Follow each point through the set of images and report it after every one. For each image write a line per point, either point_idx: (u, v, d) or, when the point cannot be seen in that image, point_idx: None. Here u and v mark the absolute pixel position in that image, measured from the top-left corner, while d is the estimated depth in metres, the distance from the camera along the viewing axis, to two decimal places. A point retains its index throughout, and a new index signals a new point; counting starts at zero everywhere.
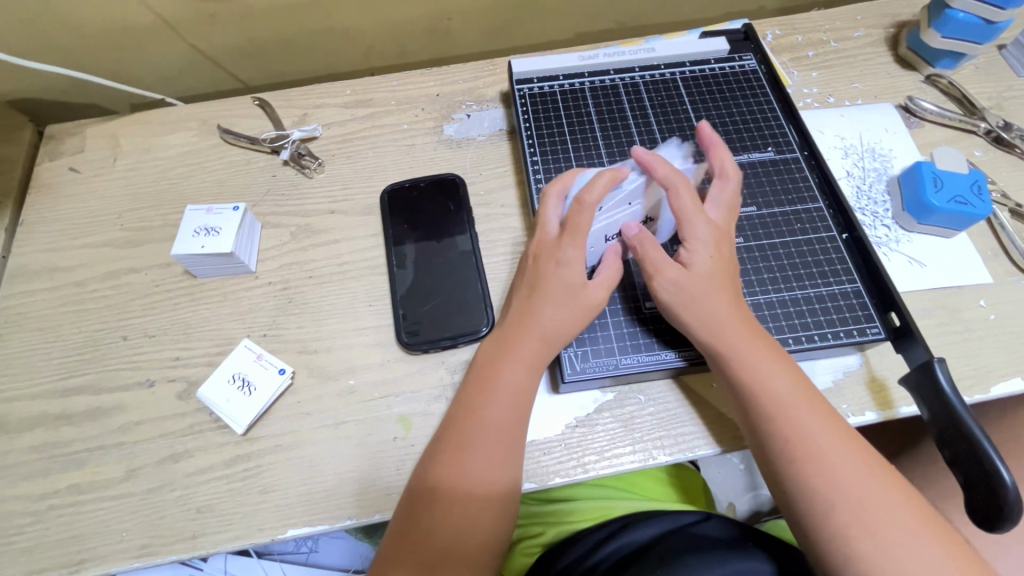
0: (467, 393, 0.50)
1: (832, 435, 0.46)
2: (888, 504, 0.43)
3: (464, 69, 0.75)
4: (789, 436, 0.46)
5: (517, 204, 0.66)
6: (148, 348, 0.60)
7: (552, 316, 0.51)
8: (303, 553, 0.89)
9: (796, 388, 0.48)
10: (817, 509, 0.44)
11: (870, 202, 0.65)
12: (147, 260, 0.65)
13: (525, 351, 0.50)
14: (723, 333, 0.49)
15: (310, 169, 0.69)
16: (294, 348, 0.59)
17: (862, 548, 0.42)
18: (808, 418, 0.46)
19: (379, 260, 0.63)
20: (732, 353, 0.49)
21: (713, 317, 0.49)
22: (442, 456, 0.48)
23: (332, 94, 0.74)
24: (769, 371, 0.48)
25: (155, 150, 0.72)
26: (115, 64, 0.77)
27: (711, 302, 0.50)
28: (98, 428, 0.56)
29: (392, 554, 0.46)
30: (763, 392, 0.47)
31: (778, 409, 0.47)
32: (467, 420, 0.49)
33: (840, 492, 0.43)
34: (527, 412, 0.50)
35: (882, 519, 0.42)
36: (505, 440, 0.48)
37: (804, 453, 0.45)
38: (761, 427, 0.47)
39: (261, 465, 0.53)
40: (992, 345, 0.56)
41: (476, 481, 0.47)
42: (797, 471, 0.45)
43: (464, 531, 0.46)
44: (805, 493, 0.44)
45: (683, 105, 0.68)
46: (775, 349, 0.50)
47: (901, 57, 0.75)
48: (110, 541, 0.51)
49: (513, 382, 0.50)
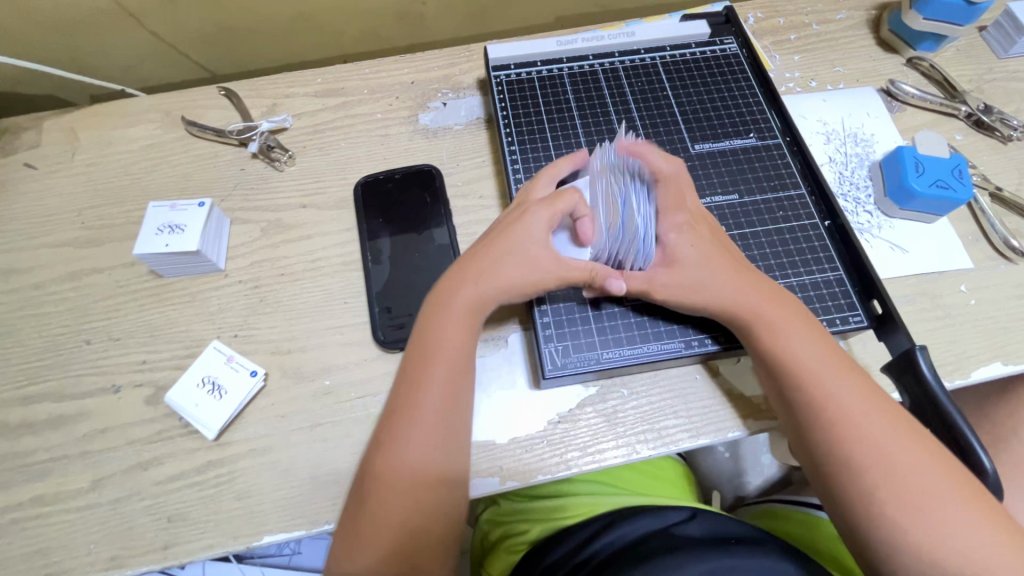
0: (409, 356, 0.50)
1: (859, 398, 0.46)
2: (922, 466, 0.43)
3: (439, 56, 0.73)
4: (815, 401, 0.46)
5: (496, 195, 0.64)
6: (113, 352, 0.57)
7: (498, 272, 0.50)
8: (286, 556, 0.87)
9: (816, 345, 0.48)
10: (843, 471, 0.44)
11: (852, 188, 0.65)
12: (109, 261, 0.62)
13: (463, 307, 0.50)
14: (741, 300, 0.49)
15: (280, 162, 0.66)
16: (266, 349, 0.57)
17: (889, 512, 0.42)
18: (836, 384, 0.46)
19: (353, 255, 0.61)
20: (754, 317, 0.49)
21: (735, 289, 0.49)
22: (385, 425, 0.48)
23: (302, 83, 0.71)
24: (791, 332, 0.48)
25: (116, 144, 0.69)
26: (70, 53, 0.73)
27: (728, 277, 0.50)
28: (61, 437, 0.54)
29: (343, 533, 0.46)
30: (792, 356, 0.47)
31: (803, 375, 0.47)
32: (409, 382, 0.48)
33: (869, 456, 0.43)
34: (466, 375, 0.50)
35: (912, 481, 0.42)
36: (446, 407, 0.48)
37: (828, 417, 0.45)
38: (788, 394, 0.47)
39: (234, 471, 0.52)
40: (972, 330, 0.56)
41: (413, 449, 0.46)
42: (826, 437, 0.45)
43: (403, 500, 0.45)
44: (830, 458, 0.45)
45: (663, 91, 0.66)
46: (802, 314, 0.50)
47: (882, 40, 0.74)
48: (77, 554, 0.49)
49: (451, 339, 0.49)
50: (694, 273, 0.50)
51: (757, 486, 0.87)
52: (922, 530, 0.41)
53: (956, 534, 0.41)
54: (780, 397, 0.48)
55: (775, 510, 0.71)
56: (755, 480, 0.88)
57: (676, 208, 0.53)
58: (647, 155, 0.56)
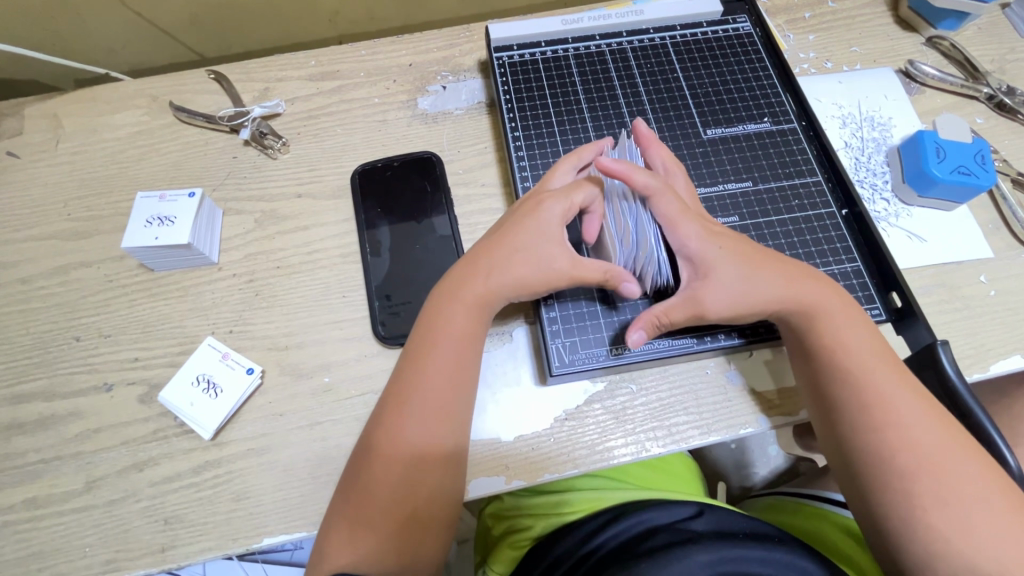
0: (412, 342, 0.49)
1: (909, 398, 0.44)
2: (969, 472, 0.41)
3: (438, 36, 0.70)
4: (863, 398, 0.44)
5: (499, 183, 0.62)
6: (104, 349, 0.55)
7: (508, 263, 0.49)
8: (287, 552, 0.86)
9: (867, 341, 0.47)
10: (886, 472, 0.42)
11: (869, 174, 0.62)
12: (98, 254, 0.59)
13: (470, 298, 0.49)
14: (789, 297, 0.47)
15: (273, 150, 0.63)
16: (263, 345, 0.55)
17: (933, 518, 0.41)
18: (892, 389, 0.44)
19: (351, 246, 0.59)
20: (806, 313, 0.47)
21: (782, 287, 0.47)
22: (384, 411, 0.46)
23: (295, 66, 0.68)
24: (843, 327, 0.47)
25: (102, 130, 0.66)
26: (50, 35, 0.70)
27: (772, 278, 0.48)
28: (53, 437, 0.52)
29: (337, 514, 0.45)
30: (844, 349, 0.46)
31: (853, 370, 0.45)
32: (411, 369, 0.47)
33: (916, 457, 0.42)
34: (469, 361, 0.48)
35: (959, 487, 0.41)
36: (448, 398, 0.47)
37: (876, 412, 0.44)
38: (833, 392, 0.46)
39: (231, 472, 0.50)
40: (991, 322, 0.54)
41: (416, 438, 0.45)
42: (866, 432, 0.44)
43: (391, 486, 0.45)
44: (870, 454, 0.43)
45: (674, 72, 0.64)
46: (851, 309, 0.48)
47: (901, 17, 0.71)
48: (72, 558, 0.48)
49: (455, 328, 0.48)
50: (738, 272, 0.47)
51: (763, 477, 0.86)
52: (966, 535, 0.40)
53: (1000, 543, 0.40)
54: (823, 393, 0.46)
55: (782, 502, 0.69)
56: (762, 471, 0.87)
57: (684, 218, 0.48)
58: (631, 176, 0.48)
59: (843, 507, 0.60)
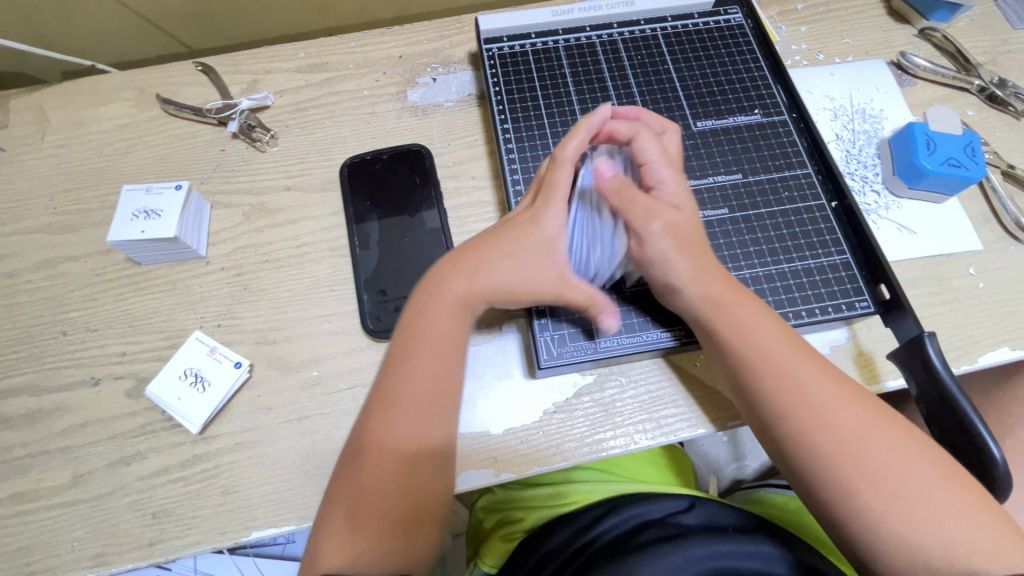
0: (394, 347, 0.48)
1: (812, 381, 0.44)
2: (888, 447, 0.42)
3: (428, 28, 0.69)
4: (773, 391, 0.44)
5: (489, 175, 0.62)
6: (92, 343, 0.55)
7: (493, 267, 0.48)
8: (280, 545, 0.85)
9: (765, 324, 0.46)
10: (811, 460, 0.43)
11: (860, 166, 0.62)
12: (85, 248, 0.59)
13: (455, 302, 0.48)
14: (690, 283, 0.47)
15: (262, 143, 0.63)
16: (252, 339, 0.55)
17: (869, 502, 0.41)
18: (794, 374, 0.44)
19: (339, 239, 0.59)
20: (708, 302, 0.47)
21: (689, 271, 0.47)
22: (369, 415, 0.46)
23: (284, 58, 0.67)
24: (743, 313, 0.46)
25: (88, 123, 0.65)
26: (35, 27, 0.69)
27: (678, 259, 0.48)
28: (40, 431, 0.52)
29: (329, 520, 0.45)
30: (752, 341, 0.46)
31: (757, 360, 0.45)
32: (396, 372, 0.47)
33: (834, 444, 0.42)
34: (457, 364, 0.48)
35: (879, 464, 0.42)
36: (436, 398, 0.46)
37: (787, 404, 0.44)
38: (745, 385, 0.46)
39: (220, 465, 0.50)
40: (979, 314, 0.55)
41: (406, 441, 0.45)
42: (784, 424, 0.44)
43: (384, 491, 0.44)
44: (793, 446, 0.44)
45: (664, 64, 0.63)
46: (749, 295, 0.48)
47: (893, 9, 0.70)
48: (60, 552, 0.48)
49: (440, 332, 0.47)
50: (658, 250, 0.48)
51: (755, 469, 0.86)
52: (900, 516, 0.41)
53: (933, 521, 0.40)
54: (740, 387, 0.46)
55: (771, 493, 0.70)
56: (754, 464, 0.87)
57: (665, 161, 0.51)
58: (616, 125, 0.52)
59: None
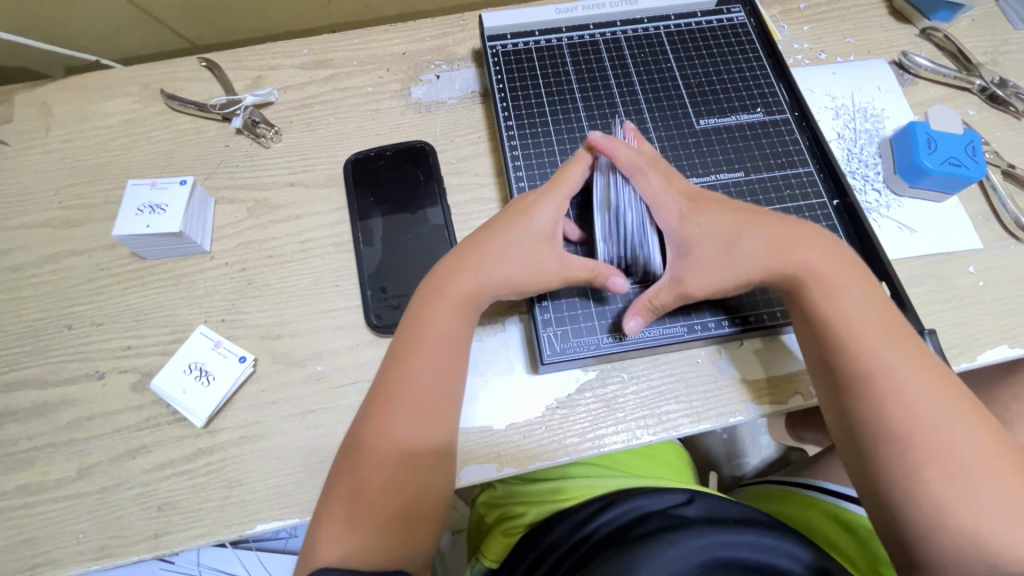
0: (399, 338, 0.49)
1: (905, 362, 0.44)
2: (971, 439, 0.42)
3: (432, 24, 0.69)
4: (863, 366, 0.44)
5: (492, 172, 0.62)
6: (97, 338, 0.55)
7: (495, 262, 0.49)
8: (282, 540, 0.85)
9: (866, 304, 0.46)
10: (885, 439, 0.43)
11: (861, 165, 0.62)
12: (90, 242, 0.59)
13: (455, 296, 0.49)
14: (786, 263, 0.47)
15: (266, 139, 0.63)
16: (255, 334, 0.55)
17: (933, 490, 0.41)
18: (888, 353, 0.44)
19: (344, 236, 0.59)
20: (806, 279, 0.47)
21: (782, 254, 0.48)
22: (370, 408, 0.47)
23: (288, 54, 0.68)
24: (845, 294, 0.46)
25: (92, 118, 0.65)
26: (38, 22, 0.69)
27: (770, 243, 0.48)
28: (45, 424, 0.52)
29: (327, 513, 0.45)
30: (844, 322, 0.46)
31: (853, 336, 0.45)
32: (399, 365, 0.47)
33: (913, 427, 0.42)
34: (458, 359, 0.48)
35: (956, 454, 0.41)
36: (431, 396, 0.47)
37: (874, 380, 0.44)
38: (834, 358, 0.46)
39: (224, 459, 0.50)
40: (979, 312, 0.55)
41: (403, 438, 0.45)
42: (867, 401, 0.44)
43: (376, 488, 0.45)
44: (867, 424, 0.44)
45: (667, 63, 0.63)
46: (855, 278, 0.47)
47: (896, 8, 0.71)
48: (66, 543, 0.48)
49: (443, 326, 0.48)
50: (739, 234, 0.48)
51: (755, 467, 0.87)
52: (964, 510, 0.40)
53: (997, 517, 0.40)
54: (826, 361, 0.47)
55: (771, 490, 0.70)
56: (754, 460, 0.88)
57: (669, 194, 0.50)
58: (615, 151, 0.51)
59: (828, 494, 0.61)
